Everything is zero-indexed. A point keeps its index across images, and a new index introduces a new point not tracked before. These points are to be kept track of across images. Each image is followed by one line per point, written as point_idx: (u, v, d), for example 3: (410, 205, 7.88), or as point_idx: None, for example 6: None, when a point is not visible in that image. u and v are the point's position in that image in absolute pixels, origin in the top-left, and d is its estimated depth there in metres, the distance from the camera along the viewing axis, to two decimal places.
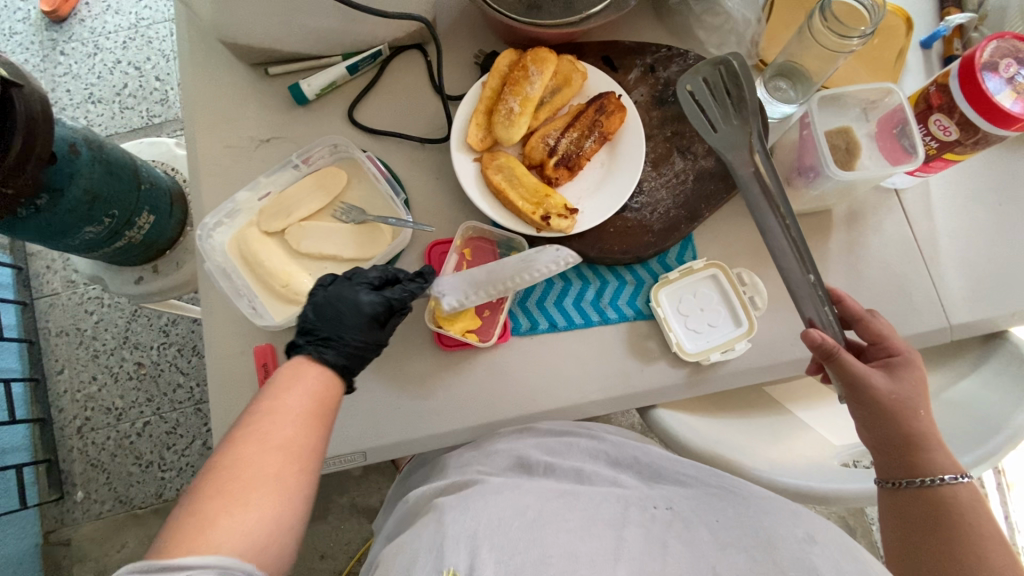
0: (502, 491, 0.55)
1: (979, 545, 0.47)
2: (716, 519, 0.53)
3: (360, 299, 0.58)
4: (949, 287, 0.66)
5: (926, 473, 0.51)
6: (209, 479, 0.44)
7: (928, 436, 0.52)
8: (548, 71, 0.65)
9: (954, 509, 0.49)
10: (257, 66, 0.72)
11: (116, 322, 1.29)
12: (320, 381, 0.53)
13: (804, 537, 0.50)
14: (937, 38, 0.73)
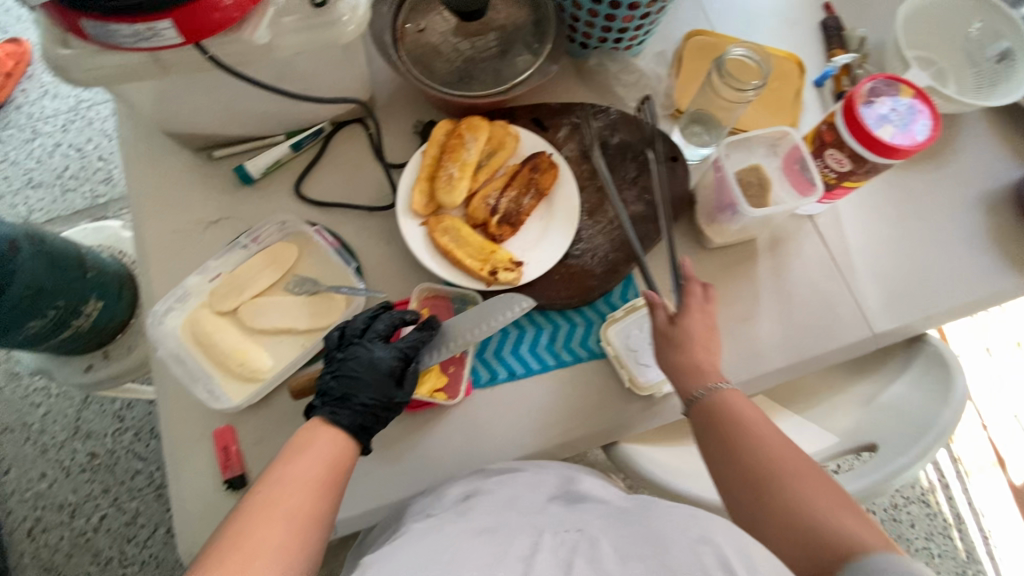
0: (422, 536, 0.52)
1: (752, 438, 0.56)
2: (621, 533, 0.51)
3: (376, 354, 0.60)
4: (869, 300, 0.73)
5: (697, 388, 0.60)
6: (220, 542, 0.45)
7: (703, 361, 0.61)
8: (482, 137, 0.70)
9: (725, 408, 0.58)
10: (201, 150, 0.74)
11: (65, 413, 1.23)
12: (336, 452, 0.54)
13: (701, 538, 0.47)
14: (828, 77, 0.81)
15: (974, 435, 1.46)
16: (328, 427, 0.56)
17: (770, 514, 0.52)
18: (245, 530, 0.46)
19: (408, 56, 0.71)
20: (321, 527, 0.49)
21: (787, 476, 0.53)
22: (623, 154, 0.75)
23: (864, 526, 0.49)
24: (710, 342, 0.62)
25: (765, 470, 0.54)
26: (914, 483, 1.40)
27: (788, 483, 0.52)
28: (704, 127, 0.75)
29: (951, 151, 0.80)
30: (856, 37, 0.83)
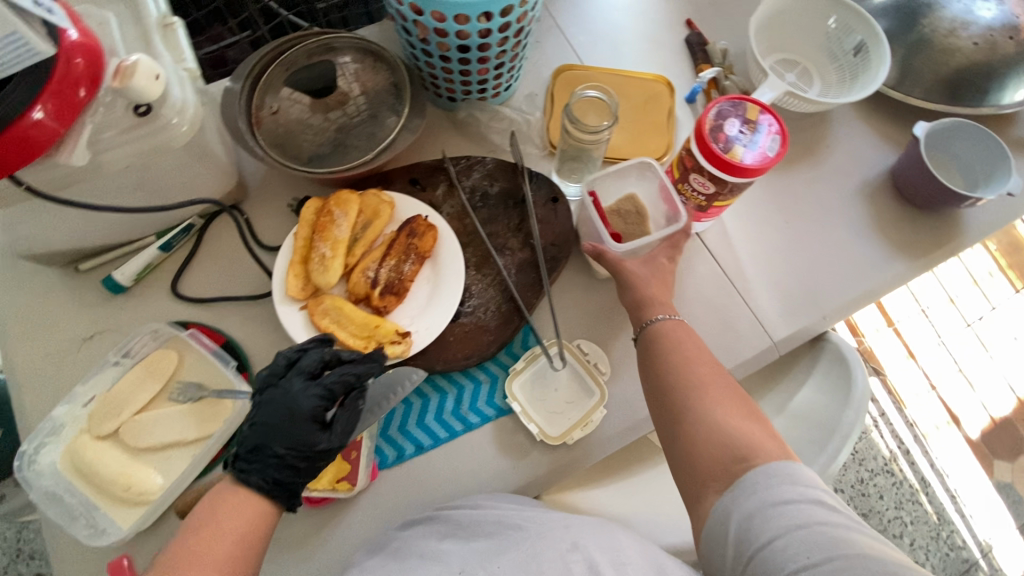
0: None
1: (681, 359, 0.57)
2: (500, 564, 0.54)
3: (300, 396, 0.56)
4: (765, 308, 0.73)
5: (647, 315, 0.63)
6: None
7: (653, 293, 0.64)
8: (353, 210, 0.68)
9: (664, 335, 0.60)
10: (67, 265, 0.70)
11: (2, 538, 1.15)
12: (255, 517, 0.52)
13: (569, 547, 0.54)
14: (698, 93, 0.83)
15: (925, 395, 1.49)
16: (238, 491, 0.52)
17: (681, 425, 0.53)
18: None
19: (268, 138, 0.70)
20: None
21: (705, 394, 0.54)
22: (504, 202, 0.74)
23: (774, 444, 0.50)
24: (665, 280, 0.65)
25: (685, 384, 0.55)
26: (876, 453, 1.42)
27: (704, 398, 0.54)
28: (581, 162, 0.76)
29: (822, 148, 0.83)
30: (718, 50, 0.84)
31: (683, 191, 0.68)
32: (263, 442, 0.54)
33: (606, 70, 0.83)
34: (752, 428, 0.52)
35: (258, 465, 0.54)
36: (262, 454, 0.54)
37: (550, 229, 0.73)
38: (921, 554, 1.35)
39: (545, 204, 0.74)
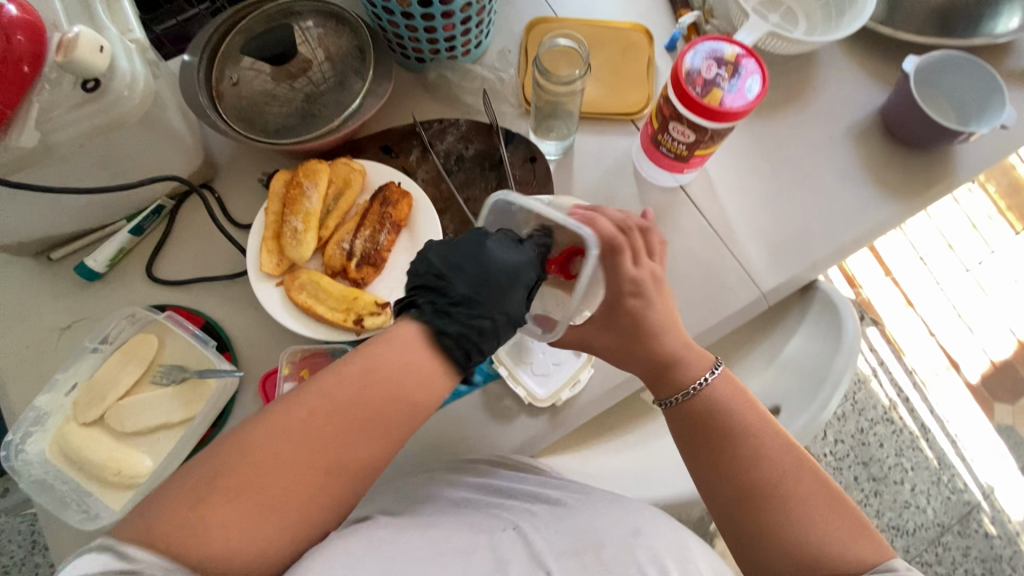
0: (366, 529, 0.52)
1: (741, 439, 0.53)
2: (554, 528, 0.56)
3: (492, 256, 0.52)
4: (753, 260, 0.71)
5: (673, 393, 0.56)
6: (237, 473, 0.43)
7: (635, 348, 0.56)
8: (323, 181, 0.66)
9: (712, 407, 0.54)
10: (39, 254, 0.69)
11: (18, 530, 1.18)
12: (422, 367, 0.49)
13: (630, 532, 0.53)
14: (678, 40, 0.79)
15: (924, 341, 1.49)
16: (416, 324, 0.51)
17: (758, 528, 0.50)
18: (264, 461, 0.43)
19: (232, 112, 0.68)
20: (352, 472, 0.46)
21: (783, 482, 0.51)
22: (480, 165, 0.72)
23: (859, 532, 0.49)
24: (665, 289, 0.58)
25: (758, 487, 0.51)
26: (875, 402, 1.43)
27: (792, 500, 0.50)
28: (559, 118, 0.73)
29: (808, 90, 0.79)
30: None
31: (664, 141, 0.66)
32: (466, 299, 0.51)
33: (581, 20, 0.79)
34: (818, 500, 0.50)
35: (461, 324, 0.50)
36: (486, 307, 0.50)
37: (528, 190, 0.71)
38: (923, 498, 1.36)
39: (523, 164, 0.72)
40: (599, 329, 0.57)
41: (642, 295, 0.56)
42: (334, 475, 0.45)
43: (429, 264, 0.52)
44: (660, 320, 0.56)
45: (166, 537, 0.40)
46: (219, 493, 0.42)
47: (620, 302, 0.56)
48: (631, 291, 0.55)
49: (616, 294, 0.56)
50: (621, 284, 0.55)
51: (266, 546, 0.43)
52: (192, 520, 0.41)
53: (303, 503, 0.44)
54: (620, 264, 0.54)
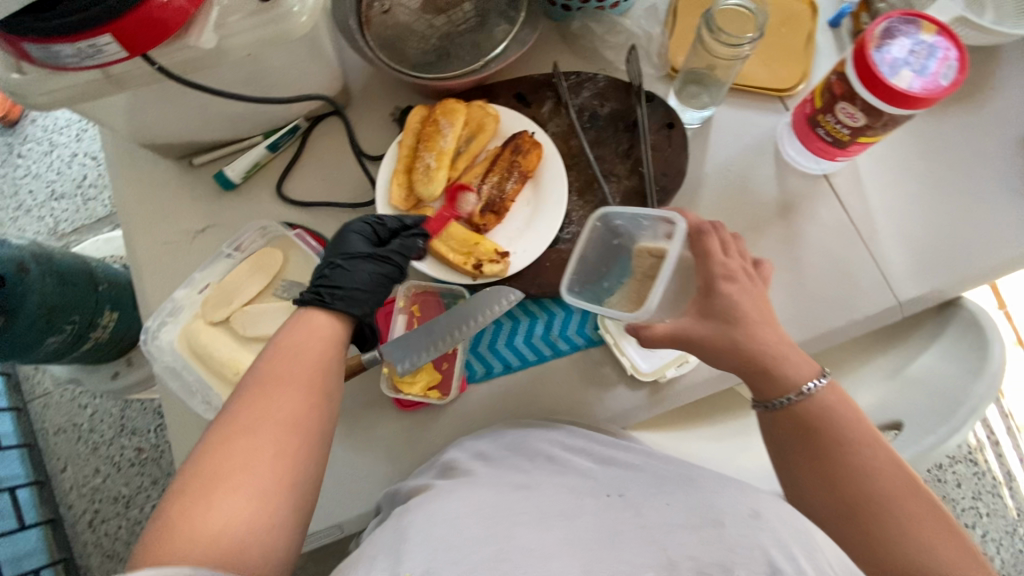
0: (459, 488, 0.47)
1: (847, 452, 0.45)
2: (666, 501, 0.44)
3: (352, 233, 0.59)
4: (893, 265, 0.66)
5: (777, 394, 0.48)
6: (187, 479, 0.40)
7: (737, 336, 0.49)
8: (458, 122, 0.66)
9: (819, 417, 0.47)
10: (182, 158, 0.72)
11: (108, 412, 1.21)
12: (328, 331, 0.51)
13: (748, 513, 0.42)
14: (845, 16, 0.73)
15: None
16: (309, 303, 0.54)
17: (871, 550, 0.42)
18: (222, 442, 0.41)
19: (376, 39, 0.67)
20: (313, 429, 0.44)
21: (896, 506, 0.42)
22: (614, 125, 0.69)
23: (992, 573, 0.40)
24: (761, 297, 0.51)
25: (867, 503, 0.43)
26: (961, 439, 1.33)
27: (904, 528, 0.41)
28: (703, 86, 0.69)
29: (986, 89, 0.71)
30: None
31: (824, 122, 0.61)
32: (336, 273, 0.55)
33: None
34: (941, 523, 0.41)
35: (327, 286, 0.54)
36: (335, 279, 0.54)
37: (662, 157, 0.67)
38: (993, 546, 1.27)
39: (660, 130, 0.68)
40: (695, 321, 0.50)
41: (736, 282, 0.50)
42: (298, 437, 0.43)
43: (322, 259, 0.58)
44: (749, 310, 0.50)
45: (151, 550, 0.37)
46: (180, 496, 0.39)
47: (713, 287, 0.50)
48: (722, 275, 0.50)
49: (706, 280, 0.51)
50: (711, 268, 0.51)
51: (239, 519, 0.38)
52: (168, 525, 0.38)
53: (276, 464, 0.41)
54: (710, 248, 0.52)
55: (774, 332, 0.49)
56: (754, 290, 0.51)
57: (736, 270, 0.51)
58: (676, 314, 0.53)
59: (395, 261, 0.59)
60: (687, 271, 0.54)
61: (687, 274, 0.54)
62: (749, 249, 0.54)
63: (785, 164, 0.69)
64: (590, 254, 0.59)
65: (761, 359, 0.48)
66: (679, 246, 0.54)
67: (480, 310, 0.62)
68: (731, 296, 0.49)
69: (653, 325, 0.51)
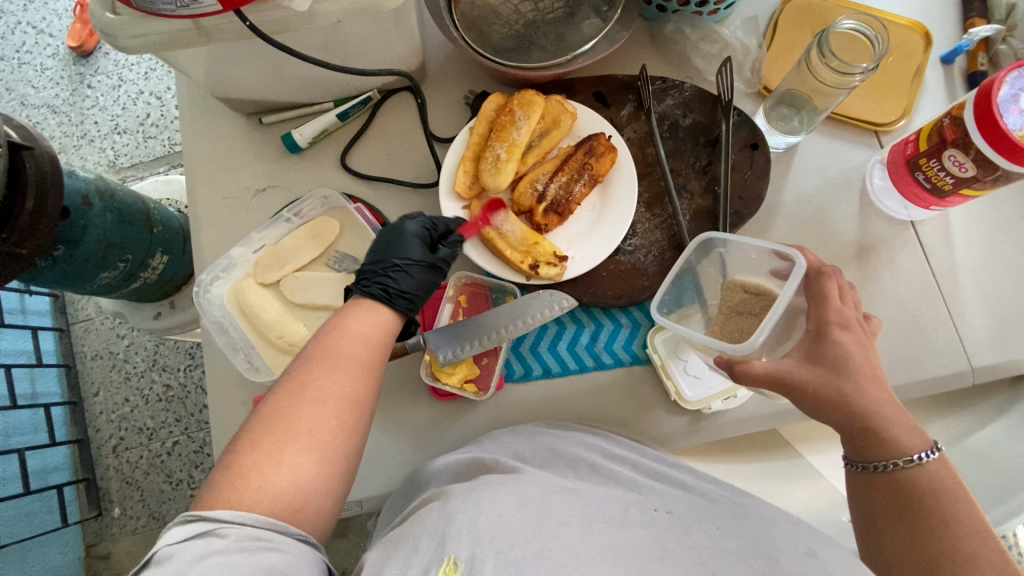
0: (504, 481, 0.46)
1: (950, 531, 0.42)
2: (717, 524, 0.42)
3: (409, 235, 0.57)
4: (972, 329, 0.62)
5: (881, 456, 0.46)
6: (251, 436, 0.41)
7: (846, 389, 0.46)
8: (535, 114, 0.64)
9: (926, 490, 0.44)
10: (252, 115, 0.72)
11: (145, 346, 1.23)
12: (374, 337, 0.49)
13: (805, 551, 0.39)
14: (960, 53, 0.67)
15: None
16: (362, 301, 0.52)
17: None
18: (291, 402, 0.43)
19: (462, 19, 0.64)
20: (367, 406, 0.46)
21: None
22: (694, 139, 0.66)
23: None
24: (872, 354, 0.48)
25: None
26: None
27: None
28: (794, 109, 0.66)
29: None
30: (1004, 3, 0.67)
31: (926, 167, 0.57)
32: (390, 264, 0.54)
33: (855, 4, 0.69)
34: None
35: (381, 278, 0.53)
36: (389, 271, 0.54)
37: (740, 179, 0.64)
38: None
39: (742, 150, 0.65)
40: (800, 364, 0.47)
41: (850, 331, 0.47)
42: (356, 410, 0.45)
43: (377, 245, 0.57)
44: (860, 361, 0.46)
45: (219, 495, 0.39)
46: (245, 451, 0.41)
47: (824, 331, 0.47)
48: (836, 322, 0.48)
49: (818, 323, 0.48)
50: (826, 312, 0.48)
51: (303, 479, 0.41)
52: (234, 475, 0.39)
53: (336, 434, 0.43)
54: (828, 291, 0.49)
55: (884, 393, 0.46)
56: (863, 343, 0.48)
57: (848, 320, 0.48)
58: (784, 351, 0.51)
59: (443, 271, 0.58)
60: (797, 311, 0.52)
61: (795, 315, 0.52)
62: (861, 302, 0.51)
63: (869, 204, 0.66)
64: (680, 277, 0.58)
65: (865, 419, 0.46)
66: (796, 280, 0.50)
67: (535, 312, 0.61)
68: (841, 342, 0.47)
69: (750, 363, 0.48)
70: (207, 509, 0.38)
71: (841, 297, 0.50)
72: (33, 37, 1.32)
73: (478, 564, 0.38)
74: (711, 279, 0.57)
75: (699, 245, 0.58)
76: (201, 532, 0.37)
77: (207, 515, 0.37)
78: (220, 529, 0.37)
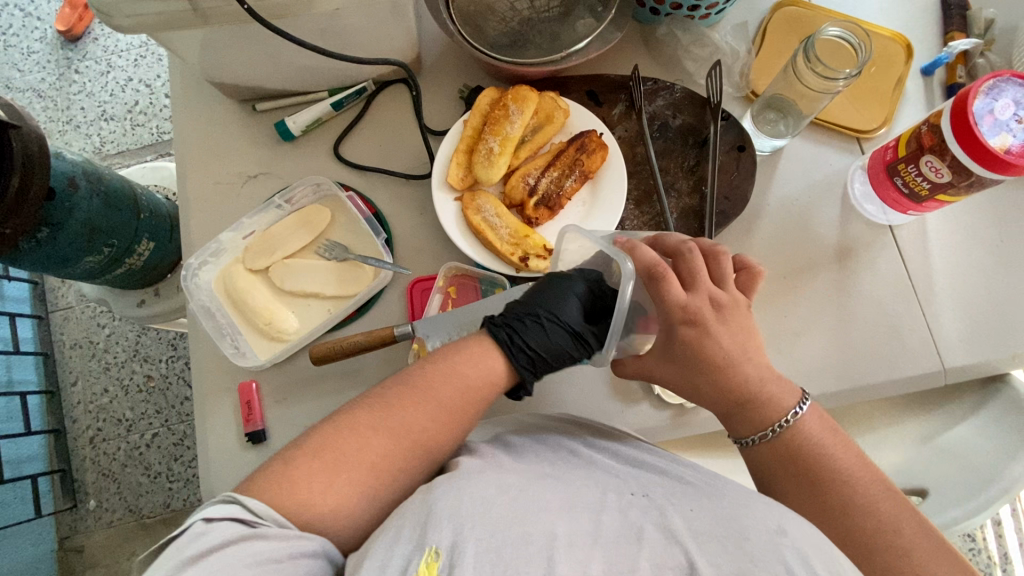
0: (485, 469, 0.45)
1: (841, 479, 0.45)
2: (690, 508, 0.43)
3: (575, 297, 0.52)
4: (945, 330, 0.64)
5: (750, 430, 0.49)
6: (320, 444, 0.44)
7: (699, 380, 0.48)
8: (528, 109, 0.65)
9: (801, 447, 0.47)
10: (246, 102, 0.72)
11: (126, 335, 1.21)
12: (496, 376, 0.50)
13: (775, 528, 0.39)
14: (940, 65, 0.70)
15: None
16: (478, 342, 0.51)
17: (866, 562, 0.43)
18: (371, 428, 0.45)
19: (459, 14, 0.65)
20: (437, 456, 0.47)
21: (884, 524, 0.44)
22: (683, 139, 0.68)
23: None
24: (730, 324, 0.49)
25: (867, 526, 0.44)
26: None
27: (894, 544, 0.43)
28: (780, 114, 0.68)
29: None
30: (981, 19, 0.70)
31: (904, 172, 0.59)
32: (537, 318, 0.51)
33: (840, 14, 0.71)
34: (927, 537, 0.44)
35: (522, 330, 0.50)
36: (541, 328, 0.50)
37: (727, 180, 0.66)
38: None
39: (729, 152, 0.67)
40: (660, 362, 0.50)
41: (697, 324, 0.47)
42: (423, 457, 0.46)
43: (542, 289, 0.53)
44: (726, 351, 0.48)
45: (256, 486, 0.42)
46: (307, 460, 0.43)
47: (672, 331, 0.48)
48: (682, 320, 0.48)
49: (664, 322, 0.48)
50: (668, 312, 0.48)
51: (348, 505, 0.43)
52: (290, 476, 0.42)
53: (390, 474, 0.45)
54: (664, 286, 0.48)
55: (754, 370, 0.48)
56: (724, 328, 0.48)
57: (698, 309, 0.48)
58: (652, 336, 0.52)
59: (587, 352, 0.52)
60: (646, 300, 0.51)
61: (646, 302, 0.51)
62: (728, 267, 0.51)
63: (850, 208, 0.67)
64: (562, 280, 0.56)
65: (739, 397, 0.48)
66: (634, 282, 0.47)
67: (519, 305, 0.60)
68: (679, 339, 0.48)
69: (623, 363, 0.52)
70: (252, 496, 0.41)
71: (684, 286, 0.49)
72: (21, 20, 1.30)
73: (460, 550, 0.39)
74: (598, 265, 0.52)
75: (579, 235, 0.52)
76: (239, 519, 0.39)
77: (247, 504, 0.40)
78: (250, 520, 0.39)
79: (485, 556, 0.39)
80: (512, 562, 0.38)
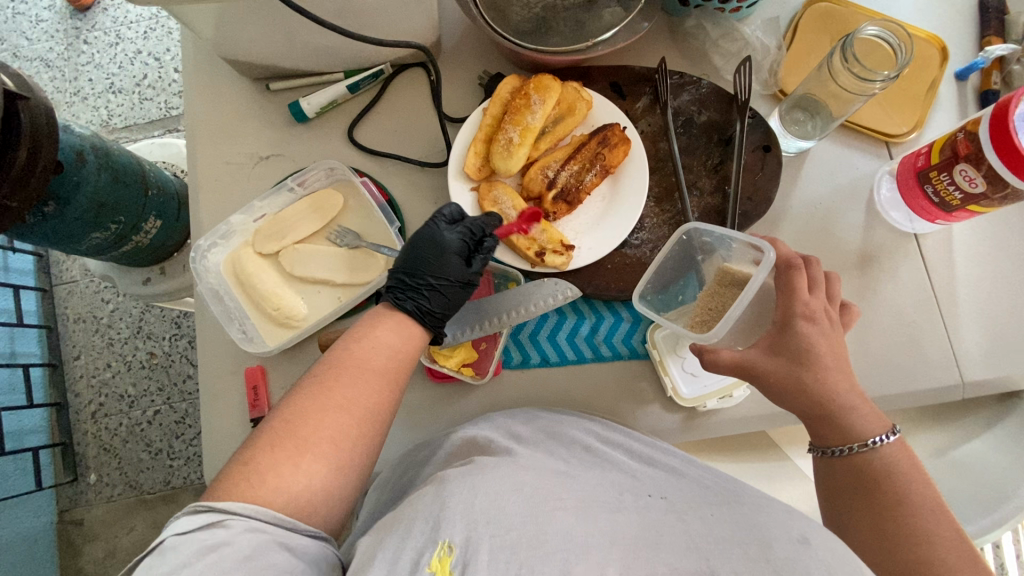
0: (500, 464, 0.45)
1: (904, 510, 0.43)
2: (712, 511, 0.42)
3: (447, 247, 0.55)
4: (967, 344, 0.63)
5: (839, 442, 0.47)
6: (277, 437, 0.41)
7: (806, 379, 0.47)
8: (551, 100, 0.63)
9: (882, 475, 0.45)
10: (259, 81, 0.70)
11: (130, 312, 1.20)
12: (418, 340, 0.52)
13: (799, 538, 0.38)
14: (975, 70, 0.68)
15: None
16: (392, 314, 0.52)
17: None
18: (313, 408, 0.43)
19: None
20: (387, 417, 0.46)
21: None
22: (708, 136, 0.66)
23: None
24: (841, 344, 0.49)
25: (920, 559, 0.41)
26: None
27: None
28: (808, 114, 0.66)
29: None
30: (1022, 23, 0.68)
31: (936, 180, 0.58)
32: (424, 277, 0.54)
33: (876, 13, 0.69)
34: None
35: (417, 291, 0.53)
36: (431, 286, 0.53)
37: (751, 179, 0.64)
38: None
39: (754, 151, 0.65)
40: (765, 355, 0.49)
41: (815, 323, 0.48)
42: (375, 421, 0.45)
43: (413, 249, 0.56)
44: (830, 352, 0.47)
45: (231, 490, 0.39)
46: (265, 452, 0.41)
47: (789, 324, 0.48)
48: (802, 314, 0.48)
49: (784, 314, 0.49)
50: (792, 304, 0.49)
51: (317, 483, 0.41)
52: (255, 476, 0.40)
53: (355, 443, 0.43)
54: (796, 284, 0.49)
55: (845, 382, 0.47)
56: (825, 333, 0.48)
57: (811, 313, 0.48)
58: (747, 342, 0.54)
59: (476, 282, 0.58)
60: (767, 302, 0.54)
61: (764, 303, 0.54)
62: (840, 293, 0.52)
63: (875, 214, 0.66)
64: (667, 266, 0.58)
65: (823, 404, 0.47)
66: (763, 273, 0.51)
67: (536, 305, 0.59)
68: (788, 334, 0.48)
69: (718, 352, 0.50)
70: (216, 500, 0.38)
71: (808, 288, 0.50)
72: None
73: (473, 547, 0.38)
74: (704, 268, 0.57)
75: (693, 230, 0.56)
76: (209, 524, 0.36)
77: (217, 506, 0.37)
78: (226, 521, 0.37)
79: (498, 555, 0.38)
80: (525, 561, 0.37)
